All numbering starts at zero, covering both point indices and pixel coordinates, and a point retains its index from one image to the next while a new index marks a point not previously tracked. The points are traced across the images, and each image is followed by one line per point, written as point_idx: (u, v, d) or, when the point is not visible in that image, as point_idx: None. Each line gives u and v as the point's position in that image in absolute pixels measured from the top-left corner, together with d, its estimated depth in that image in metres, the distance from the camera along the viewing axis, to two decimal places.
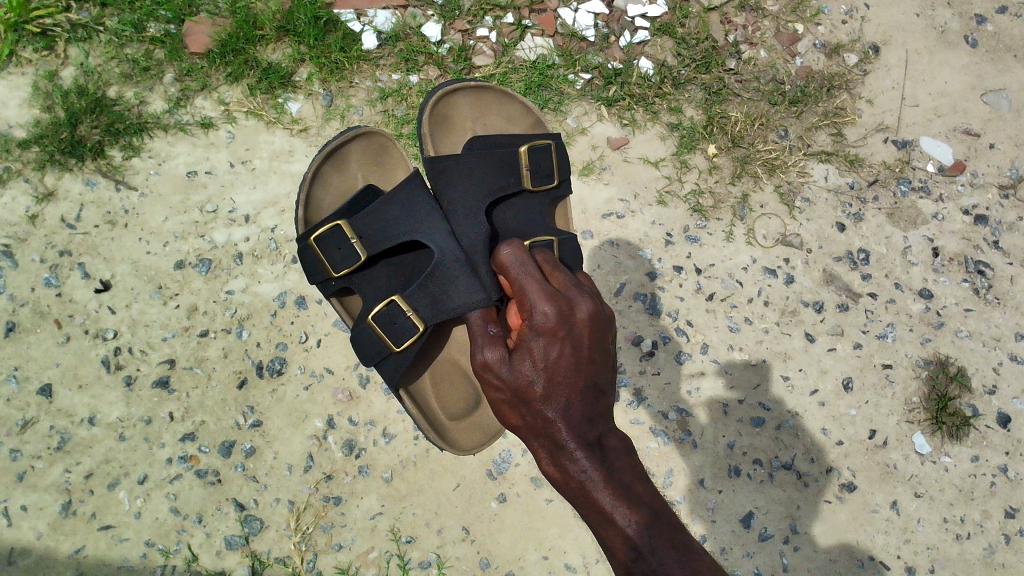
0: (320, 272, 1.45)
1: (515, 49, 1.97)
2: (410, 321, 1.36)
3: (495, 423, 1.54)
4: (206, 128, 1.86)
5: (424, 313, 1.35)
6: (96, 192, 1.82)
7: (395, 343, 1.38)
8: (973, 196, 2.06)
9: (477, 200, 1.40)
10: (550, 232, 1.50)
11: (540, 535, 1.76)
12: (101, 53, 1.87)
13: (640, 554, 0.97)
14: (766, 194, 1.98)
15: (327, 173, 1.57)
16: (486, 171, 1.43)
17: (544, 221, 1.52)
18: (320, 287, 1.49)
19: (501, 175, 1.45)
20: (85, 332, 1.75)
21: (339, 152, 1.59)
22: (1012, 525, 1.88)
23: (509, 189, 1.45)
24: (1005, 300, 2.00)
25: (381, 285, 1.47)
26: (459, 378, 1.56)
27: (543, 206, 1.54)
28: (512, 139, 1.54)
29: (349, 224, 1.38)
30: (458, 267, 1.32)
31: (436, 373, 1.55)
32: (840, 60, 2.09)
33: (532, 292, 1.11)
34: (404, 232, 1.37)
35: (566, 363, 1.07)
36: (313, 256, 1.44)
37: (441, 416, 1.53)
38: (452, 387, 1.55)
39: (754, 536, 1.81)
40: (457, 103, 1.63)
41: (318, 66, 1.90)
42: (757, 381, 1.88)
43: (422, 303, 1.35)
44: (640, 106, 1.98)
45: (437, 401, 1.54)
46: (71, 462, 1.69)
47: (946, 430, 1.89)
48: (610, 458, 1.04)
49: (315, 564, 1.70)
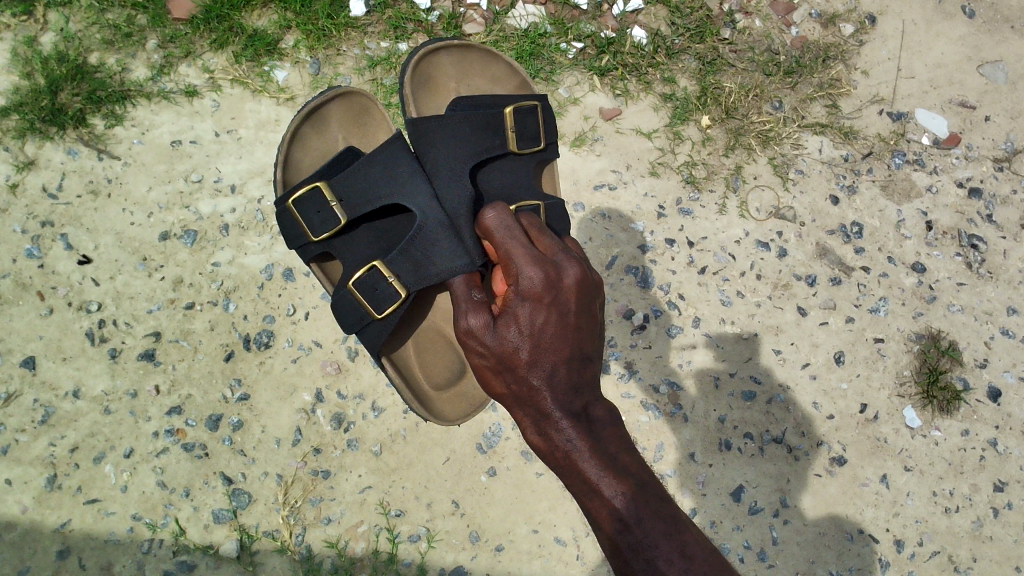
0: (298, 236, 1.42)
1: (506, 16, 1.94)
2: (392, 287, 1.33)
3: (479, 393, 1.52)
4: (190, 97, 1.83)
5: (407, 279, 1.33)
6: (78, 161, 1.78)
7: (377, 309, 1.36)
8: (968, 168, 2.04)
9: (460, 163, 1.37)
10: (536, 196, 1.48)
11: (530, 509, 1.75)
12: (81, 19, 1.83)
13: (625, 525, 0.97)
14: (760, 165, 1.96)
15: (307, 135, 1.54)
16: (469, 134, 1.40)
17: (531, 184, 1.49)
18: (298, 252, 1.45)
19: (487, 137, 1.42)
20: (67, 305, 1.72)
21: (319, 113, 1.55)
22: (1001, 499, 1.88)
23: (493, 151, 1.42)
24: (997, 274, 1.99)
25: (362, 250, 1.44)
26: (443, 347, 1.54)
27: (530, 170, 1.51)
28: (496, 100, 1.51)
29: (328, 186, 1.36)
30: (440, 231, 1.29)
31: (418, 343, 1.53)
32: (835, 30, 2.06)
33: (519, 257, 1.07)
34: (385, 196, 1.34)
35: (552, 331, 1.04)
36: (292, 218, 1.40)
37: (424, 385, 1.51)
38: (437, 357, 1.54)
39: (743, 509, 1.80)
40: (439, 63, 1.59)
41: (305, 33, 1.87)
42: (747, 355, 1.87)
43: (404, 269, 1.32)
44: (633, 76, 1.96)
45: (418, 369, 1.52)
46: (55, 436, 1.66)
47: (936, 405, 1.89)
48: (596, 427, 1.03)
49: (304, 538, 1.68)
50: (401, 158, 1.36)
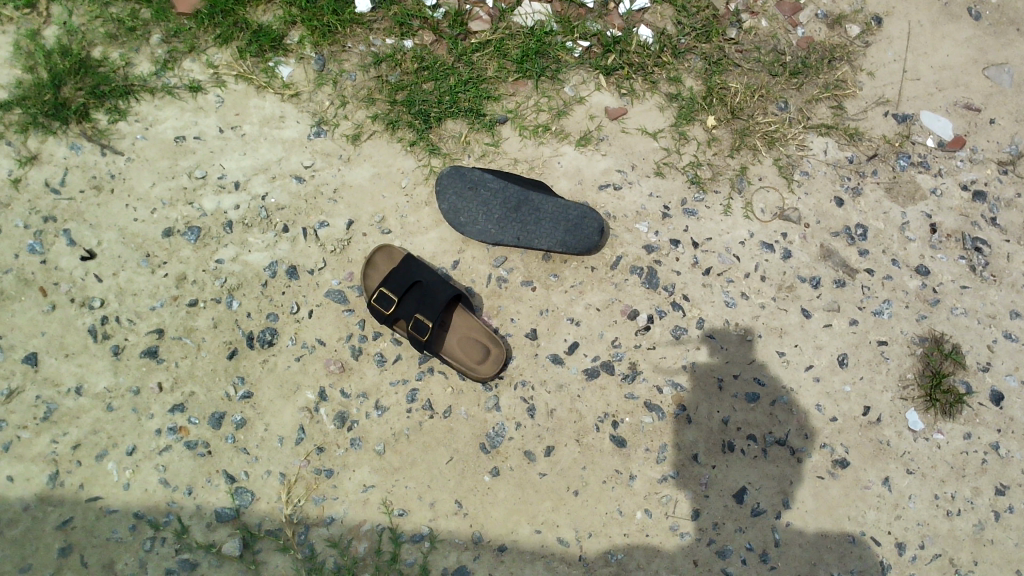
0: (382, 315, 1.71)
1: (512, 14, 2.02)
2: (420, 323, 1.68)
3: (492, 358, 1.75)
4: (195, 92, 1.88)
5: (423, 314, 1.69)
6: (81, 156, 1.81)
7: (421, 333, 1.68)
8: (972, 171, 2.04)
9: (488, 197, 1.81)
10: (549, 215, 1.80)
11: (533, 509, 1.70)
12: (85, 13, 1.90)
13: None
14: (765, 167, 1.98)
15: (374, 268, 1.78)
16: (492, 183, 1.81)
17: (541, 212, 1.80)
18: (387, 320, 1.72)
19: (505, 189, 1.81)
20: (71, 301, 1.72)
21: (384, 252, 1.80)
22: (1003, 502, 1.80)
23: (512, 190, 1.81)
24: (1001, 278, 1.96)
25: (416, 304, 1.70)
26: (473, 344, 1.76)
27: (539, 205, 1.80)
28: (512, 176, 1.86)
29: (372, 278, 1.78)
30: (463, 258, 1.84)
31: (460, 343, 1.76)
32: (841, 31, 2.12)
33: None
34: (410, 274, 1.74)
35: None
36: (372, 310, 1.71)
37: (467, 361, 1.74)
38: (471, 350, 1.76)
39: (746, 511, 1.74)
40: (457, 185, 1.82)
41: (310, 29, 1.94)
42: (752, 356, 1.84)
43: (416, 309, 1.70)
44: (639, 75, 2.01)
45: (462, 354, 1.75)
46: (58, 432, 1.65)
47: (939, 408, 1.84)
48: None
49: (306, 537, 1.65)
50: (448, 202, 1.81)
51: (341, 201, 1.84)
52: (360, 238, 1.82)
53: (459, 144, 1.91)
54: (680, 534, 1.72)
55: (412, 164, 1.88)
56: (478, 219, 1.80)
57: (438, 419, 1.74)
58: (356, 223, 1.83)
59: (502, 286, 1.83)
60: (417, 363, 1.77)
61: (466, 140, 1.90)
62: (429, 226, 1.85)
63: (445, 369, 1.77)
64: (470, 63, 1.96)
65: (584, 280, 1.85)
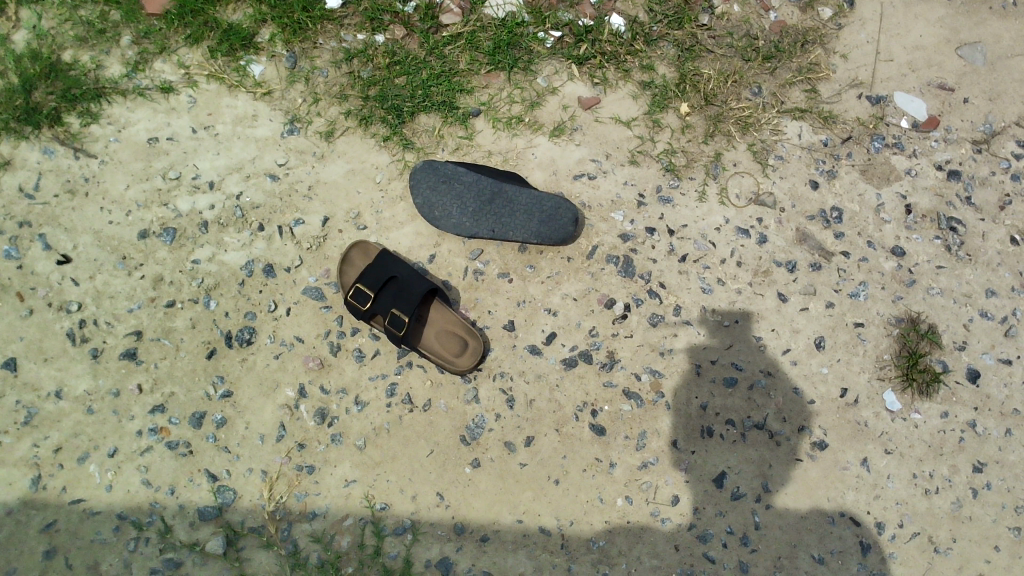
0: (359, 312, 1.72)
1: (483, 7, 2.01)
2: (397, 318, 1.69)
3: (469, 350, 1.76)
4: (166, 93, 1.88)
5: (400, 308, 1.70)
6: (54, 160, 1.82)
7: (398, 328, 1.70)
8: (946, 151, 2.04)
9: (462, 191, 1.81)
10: (526, 210, 1.80)
11: (514, 500, 1.71)
12: (54, 16, 1.91)
13: None
14: (739, 152, 1.98)
15: (350, 266, 1.79)
16: (468, 177, 1.81)
17: (517, 206, 1.80)
18: (364, 317, 1.73)
19: (479, 183, 1.81)
20: (48, 305, 1.73)
21: (359, 249, 1.80)
22: (980, 479, 1.82)
23: (488, 185, 1.81)
24: (977, 257, 1.97)
25: (391, 299, 1.71)
26: (450, 337, 1.77)
27: (514, 200, 1.81)
28: (487, 170, 1.86)
29: (347, 276, 1.79)
30: (440, 252, 1.84)
31: (438, 336, 1.77)
32: (814, 14, 2.12)
33: None
34: (386, 270, 1.74)
35: None
36: (349, 307, 1.72)
37: (444, 354, 1.76)
38: (448, 343, 1.77)
39: (725, 495, 1.76)
40: (433, 179, 1.82)
41: (281, 26, 1.94)
42: (729, 342, 1.85)
43: (393, 303, 1.71)
44: (611, 64, 2.02)
45: (439, 348, 1.76)
46: (38, 437, 1.65)
47: (916, 388, 1.85)
48: None
49: (290, 533, 1.65)
50: (423, 195, 1.82)
51: (316, 198, 1.84)
52: (336, 235, 1.83)
53: (433, 138, 1.91)
54: (661, 519, 1.73)
55: (386, 159, 1.88)
56: (453, 212, 1.80)
57: (418, 413, 1.74)
58: (332, 219, 1.84)
59: (478, 279, 1.84)
60: (395, 358, 1.78)
61: (439, 133, 1.91)
62: (404, 221, 1.85)
63: (424, 363, 1.78)
64: (441, 56, 1.96)
65: (561, 270, 1.86)
